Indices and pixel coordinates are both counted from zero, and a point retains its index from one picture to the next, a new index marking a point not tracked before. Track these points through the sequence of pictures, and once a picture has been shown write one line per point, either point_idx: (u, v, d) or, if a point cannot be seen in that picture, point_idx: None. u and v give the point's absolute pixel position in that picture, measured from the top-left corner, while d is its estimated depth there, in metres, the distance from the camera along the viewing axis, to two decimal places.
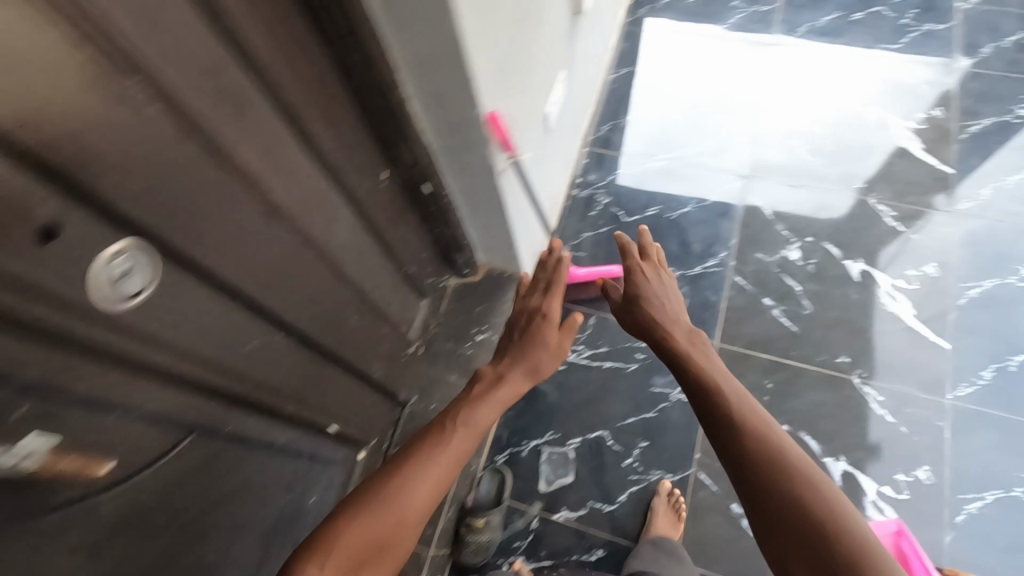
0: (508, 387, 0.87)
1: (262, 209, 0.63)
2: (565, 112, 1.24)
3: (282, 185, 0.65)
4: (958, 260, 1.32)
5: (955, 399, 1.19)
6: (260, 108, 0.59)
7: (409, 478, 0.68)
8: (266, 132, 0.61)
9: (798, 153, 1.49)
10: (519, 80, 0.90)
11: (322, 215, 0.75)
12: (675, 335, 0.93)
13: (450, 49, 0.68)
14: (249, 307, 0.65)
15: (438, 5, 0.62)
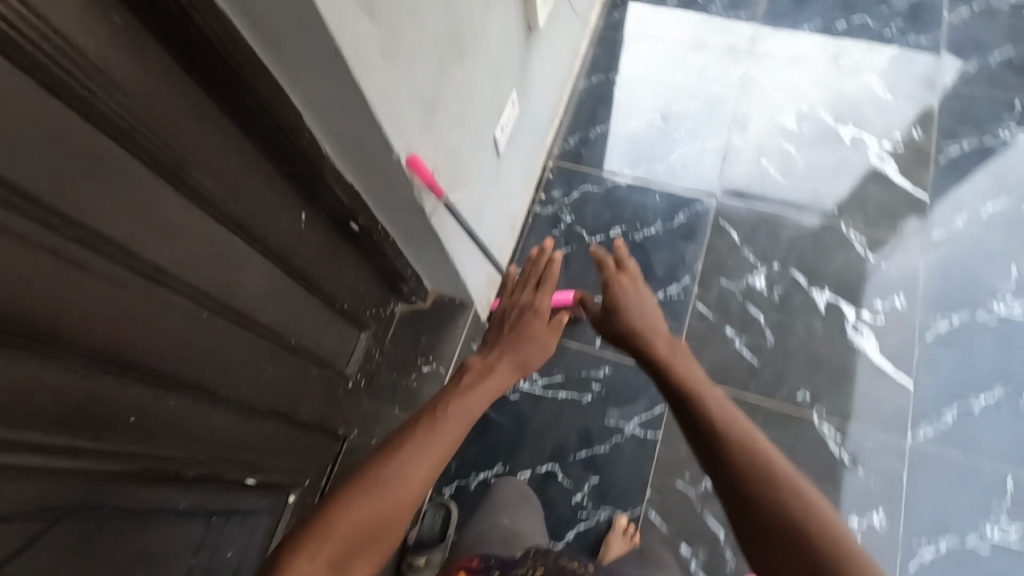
0: (497, 379, 0.84)
1: (141, 275, 0.58)
2: (520, 131, 1.19)
3: (165, 245, 0.60)
4: (928, 292, 1.27)
5: (915, 440, 1.15)
6: (130, 170, 0.54)
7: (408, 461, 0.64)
8: (139, 193, 0.56)
9: (770, 173, 1.43)
10: (454, 113, 0.85)
11: (223, 267, 0.70)
12: (656, 340, 0.92)
13: (353, 98, 0.63)
14: (130, 379, 0.60)
15: (330, 57, 0.57)
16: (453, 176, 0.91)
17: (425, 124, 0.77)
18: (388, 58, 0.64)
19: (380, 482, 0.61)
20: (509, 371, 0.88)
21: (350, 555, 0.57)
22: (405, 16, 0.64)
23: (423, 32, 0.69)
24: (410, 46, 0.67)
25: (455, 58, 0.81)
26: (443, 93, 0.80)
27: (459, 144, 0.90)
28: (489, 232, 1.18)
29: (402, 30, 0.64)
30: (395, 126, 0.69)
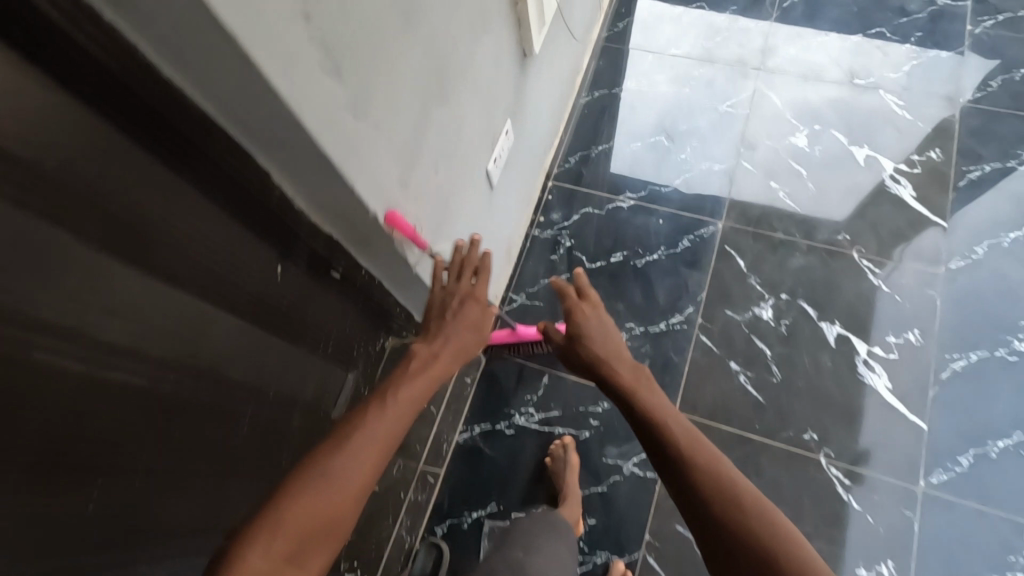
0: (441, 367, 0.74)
1: (92, 359, 0.47)
2: (515, 158, 1.13)
3: (120, 321, 0.50)
4: (944, 327, 1.21)
5: (927, 487, 1.10)
6: (68, 237, 0.43)
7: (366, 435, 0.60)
8: (80, 264, 0.45)
9: (779, 196, 1.37)
10: (439, 157, 0.81)
11: (194, 333, 0.59)
12: (619, 363, 0.89)
13: (321, 166, 0.58)
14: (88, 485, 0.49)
15: (293, 131, 0.52)
16: (437, 220, 0.86)
17: (404, 175, 0.73)
18: (359, 121, 0.59)
19: (333, 465, 0.56)
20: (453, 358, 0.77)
21: (305, 546, 0.52)
22: (377, 74, 0.60)
23: (398, 85, 0.64)
24: (384, 103, 0.63)
25: (439, 102, 0.76)
26: (425, 141, 0.75)
27: (445, 186, 0.86)
28: (481, 264, 1.14)
29: (374, 89, 0.60)
30: (367, 185, 0.65)
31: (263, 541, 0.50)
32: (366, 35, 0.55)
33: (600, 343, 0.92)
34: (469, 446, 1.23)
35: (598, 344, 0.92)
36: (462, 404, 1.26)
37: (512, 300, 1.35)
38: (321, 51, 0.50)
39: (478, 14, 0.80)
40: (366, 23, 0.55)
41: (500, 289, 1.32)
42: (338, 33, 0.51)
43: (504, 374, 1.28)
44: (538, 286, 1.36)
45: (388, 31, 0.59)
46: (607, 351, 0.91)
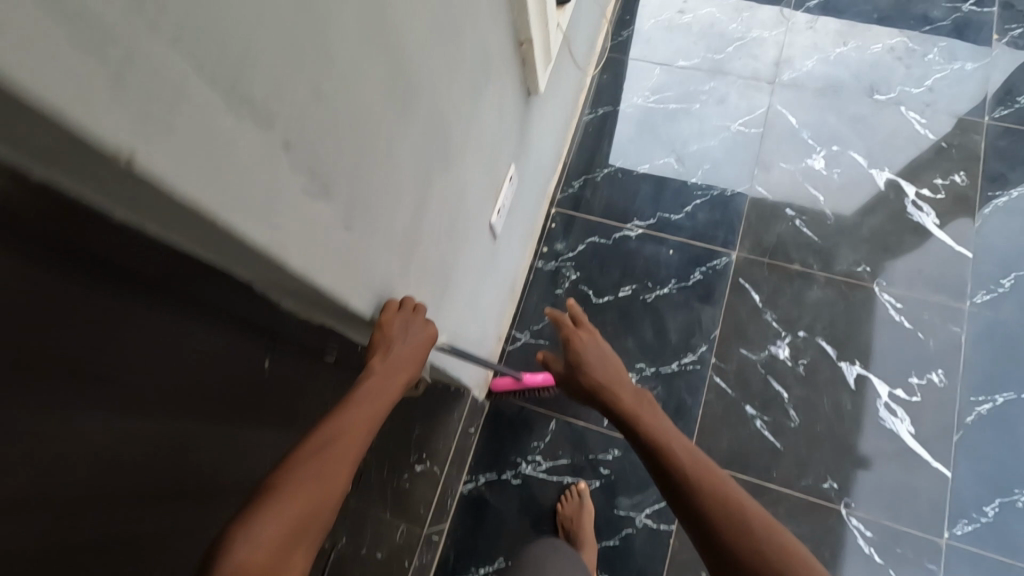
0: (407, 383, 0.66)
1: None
2: (519, 200, 1.05)
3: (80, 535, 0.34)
4: (970, 367, 1.15)
5: (952, 539, 1.06)
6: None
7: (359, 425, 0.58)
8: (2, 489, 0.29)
9: (795, 223, 1.30)
10: (442, 230, 0.72)
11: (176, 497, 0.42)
12: (614, 379, 0.90)
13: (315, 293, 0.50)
14: None
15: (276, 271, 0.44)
16: (440, 294, 0.78)
17: (404, 264, 0.65)
18: (353, 231, 0.51)
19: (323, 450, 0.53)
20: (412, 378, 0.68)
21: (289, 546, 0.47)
22: (373, 174, 0.52)
23: (397, 176, 0.56)
24: (381, 200, 0.54)
25: (441, 175, 0.67)
26: (426, 220, 0.67)
27: (448, 256, 0.78)
28: (485, 316, 1.06)
29: (368, 191, 0.52)
30: (364, 292, 0.57)
31: (257, 524, 0.45)
32: (358, 139, 0.47)
33: (594, 360, 0.94)
34: (474, 496, 1.17)
35: (590, 360, 0.94)
36: (466, 453, 1.20)
37: (516, 338, 1.28)
38: (306, 174, 0.42)
39: (482, 70, 0.71)
40: (358, 125, 0.47)
41: (501, 329, 1.26)
42: (325, 148, 0.43)
43: (509, 419, 1.22)
44: (542, 324, 1.28)
45: (383, 125, 0.51)
46: (602, 368, 0.92)
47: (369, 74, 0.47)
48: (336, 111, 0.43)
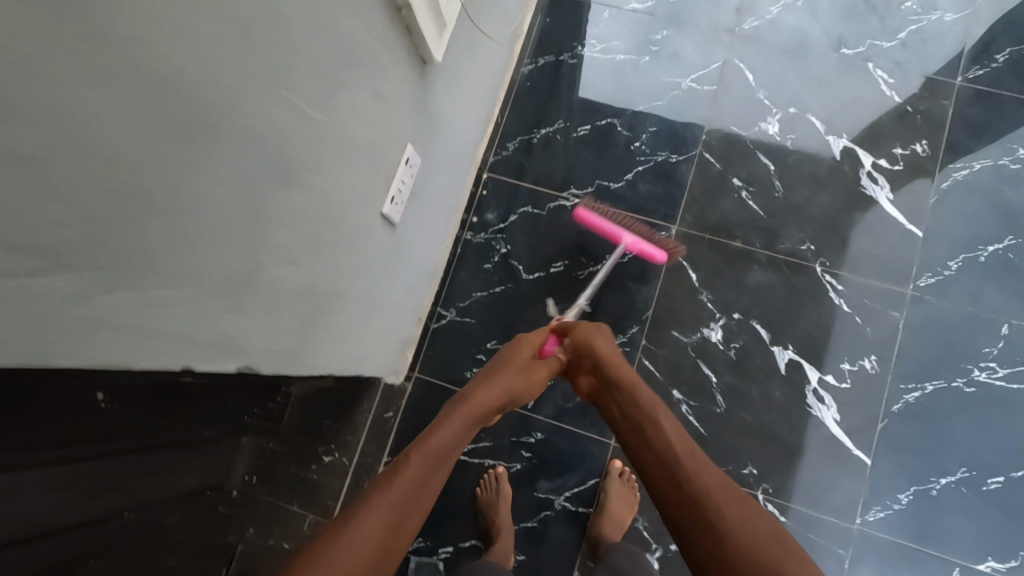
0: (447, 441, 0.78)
1: None
2: (426, 180, 0.95)
3: None
4: (902, 354, 1.12)
5: (864, 525, 1.07)
6: None
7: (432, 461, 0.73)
8: None
9: (741, 196, 1.21)
10: (300, 243, 0.64)
11: None
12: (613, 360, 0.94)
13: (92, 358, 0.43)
14: None
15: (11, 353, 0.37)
16: (313, 307, 0.71)
17: (240, 295, 0.56)
18: (122, 293, 0.43)
19: (428, 436, 0.77)
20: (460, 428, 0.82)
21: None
22: (147, 223, 0.43)
23: (197, 211, 0.47)
24: (170, 245, 0.46)
25: (283, 188, 0.58)
26: (268, 240, 0.58)
27: (320, 266, 0.69)
28: (392, 306, 0.99)
29: (143, 243, 0.43)
30: (163, 346, 0.49)
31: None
32: (107, 193, 0.38)
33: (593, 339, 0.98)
34: None
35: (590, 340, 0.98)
36: (386, 436, 1.18)
37: (441, 316, 1.23)
38: (19, 254, 0.33)
39: (337, 54, 0.60)
40: (108, 175, 0.38)
41: (423, 308, 1.20)
42: (41, 220, 0.34)
43: (431, 401, 1.19)
44: (470, 301, 1.22)
45: (157, 164, 0.42)
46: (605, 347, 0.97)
47: (114, 111, 0.37)
48: (53, 173, 0.34)
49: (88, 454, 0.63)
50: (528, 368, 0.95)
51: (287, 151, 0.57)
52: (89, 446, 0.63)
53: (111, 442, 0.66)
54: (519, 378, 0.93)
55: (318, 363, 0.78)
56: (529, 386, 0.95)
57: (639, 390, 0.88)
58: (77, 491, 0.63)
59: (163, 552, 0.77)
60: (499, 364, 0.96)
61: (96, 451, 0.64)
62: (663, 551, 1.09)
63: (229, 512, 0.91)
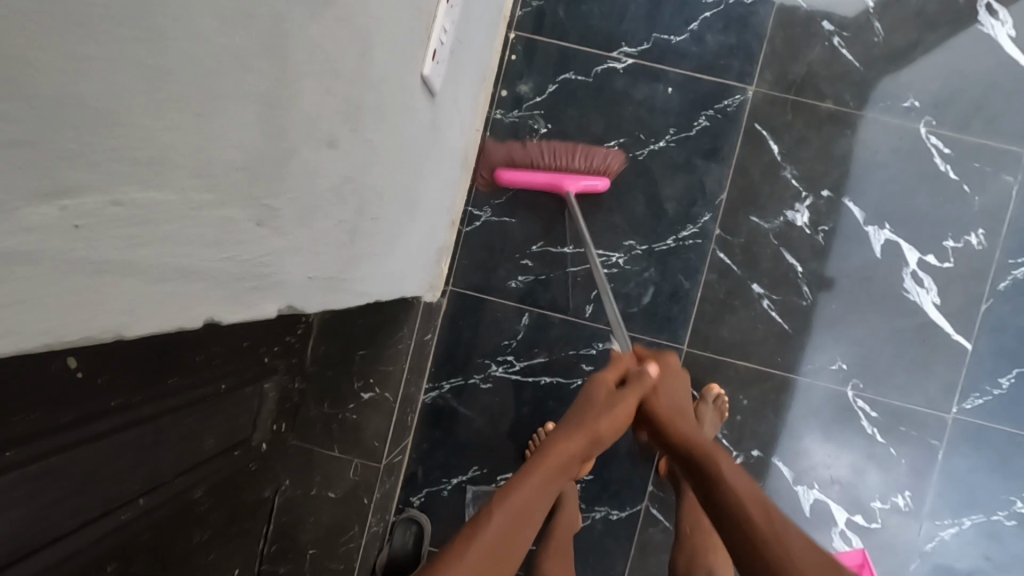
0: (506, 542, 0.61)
1: None
2: (464, 33, 0.71)
3: None
4: (1012, 224, 0.97)
5: (960, 413, 0.99)
6: None
7: (519, 516, 0.63)
8: None
9: (833, 43, 0.99)
10: (339, 113, 0.42)
11: None
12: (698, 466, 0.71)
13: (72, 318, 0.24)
14: None
15: None
16: (357, 209, 0.51)
17: (273, 197, 0.36)
18: (68, 207, 0.22)
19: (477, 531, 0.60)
20: (524, 518, 0.64)
21: None
22: (93, 49, 0.20)
23: (194, 37, 0.25)
24: (151, 105, 0.24)
25: (316, 15, 0.35)
26: (300, 104, 0.36)
27: (363, 152, 0.48)
28: (430, 207, 0.79)
29: (96, 98, 0.21)
30: (168, 291, 0.29)
31: None
32: None
33: (664, 407, 0.80)
34: (438, 406, 1.03)
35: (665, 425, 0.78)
36: (426, 360, 1.02)
37: (474, 217, 1.03)
38: None
39: None
40: None
41: (454, 210, 1.00)
42: None
43: (472, 315, 1.02)
44: (507, 197, 1.02)
45: None
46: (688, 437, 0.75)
47: None
48: None
49: (71, 441, 0.44)
50: (619, 402, 0.77)
51: None
52: (75, 429, 0.44)
53: (109, 419, 0.47)
54: (587, 436, 0.73)
55: (366, 289, 0.60)
56: (614, 429, 0.75)
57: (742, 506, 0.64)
58: (67, 491, 0.45)
59: (192, 527, 0.64)
60: (578, 409, 0.76)
61: (85, 437, 0.45)
62: (745, 458, 1.01)
63: (259, 467, 0.78)
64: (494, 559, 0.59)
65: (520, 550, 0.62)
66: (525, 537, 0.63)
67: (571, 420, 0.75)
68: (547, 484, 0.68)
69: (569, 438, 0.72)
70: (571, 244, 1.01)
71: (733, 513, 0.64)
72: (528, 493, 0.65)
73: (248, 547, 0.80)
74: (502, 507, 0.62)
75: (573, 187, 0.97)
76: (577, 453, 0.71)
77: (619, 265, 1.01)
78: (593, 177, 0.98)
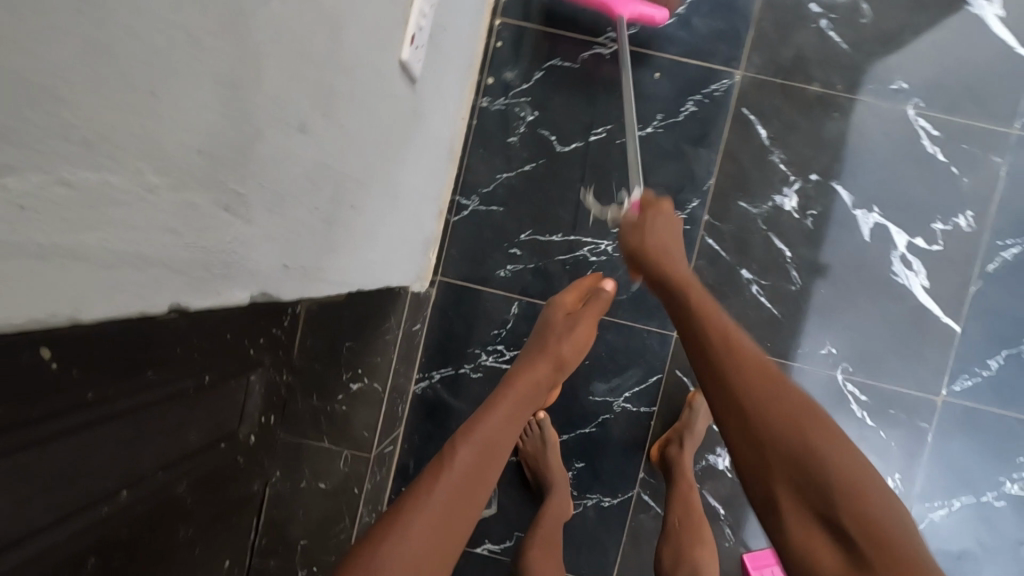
0: (486, 457, 0.64)
1: None
2: (444, 17, 0.70)
3: None
4: (1001, 206, 0.97)
5: (950, 395, 0.99)
6: None
7: (498, 433, 0.66)
8: None
9: (820, 26, 0.98)
10: (310, 96, 0.41)
11: None
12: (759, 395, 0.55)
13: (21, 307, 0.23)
14: None
15: None
16: (334, 196, 0.50)
17: (237, 181, 0.35)
18: (12, 190, 0.21)
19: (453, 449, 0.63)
20: (504, 434, 0.67)
21: None
22: (34, 24, 0.20)
23: (141, 12, 0.24)
24: (98, 82, 0.23)
25: None
26: (265, 85, 0.36)
27: (339, 136, 0.48)
28: (414, 196, 0.78)
29: (36, 74, 0.21)
30: (124, 278, 0.28)
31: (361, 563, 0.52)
32: None
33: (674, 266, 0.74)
34: (428, 396, 1.03)
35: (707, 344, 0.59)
36: (415, 350, 1.01)
37: (462, 207, 1.02)
38: None
39: None
40: None
41: (441, 199, 0.99)
42: None
43: (461, 305, 1.02)
44: (495, 185, 1.01)
45: None
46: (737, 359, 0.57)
47: None
48: None
49: (38, 437, 0.44)
50: (576, 328, 0.88)
51: None
52: (46, 422, 0.44)
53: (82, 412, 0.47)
54: (549, 360, 0.81)
55: (349, 277, 0.60)
56: (575, 347, 0.87)
57: (826, 454, 0.51)
58: (39, 484, 0.45)
59: (178, 518, 0.64)
60: (536, 339, 0.86)
61: (55, 431, 0.45)
62: None
63: (247, 461, 0.77)
64: (476, 469, 0.62)
65: (502, 458, 0.66)
66: (504, 451, 0.67)
67: (536, 349, 0.84)
68: (522, 407, 0.72)
69: (532, 366, 0.79)
70: (560, 233, 1.01)
71: (816, 467, 0.50)
72: (499, 417, 0.68)
73: (238, 540, 0.80)
74: (467, 441, 0.63)
75: (625, 13, 0.93)
76: (544, 376, 0.79)
77: (608, 253, 1.01)
78: (648, 6, 0.92)
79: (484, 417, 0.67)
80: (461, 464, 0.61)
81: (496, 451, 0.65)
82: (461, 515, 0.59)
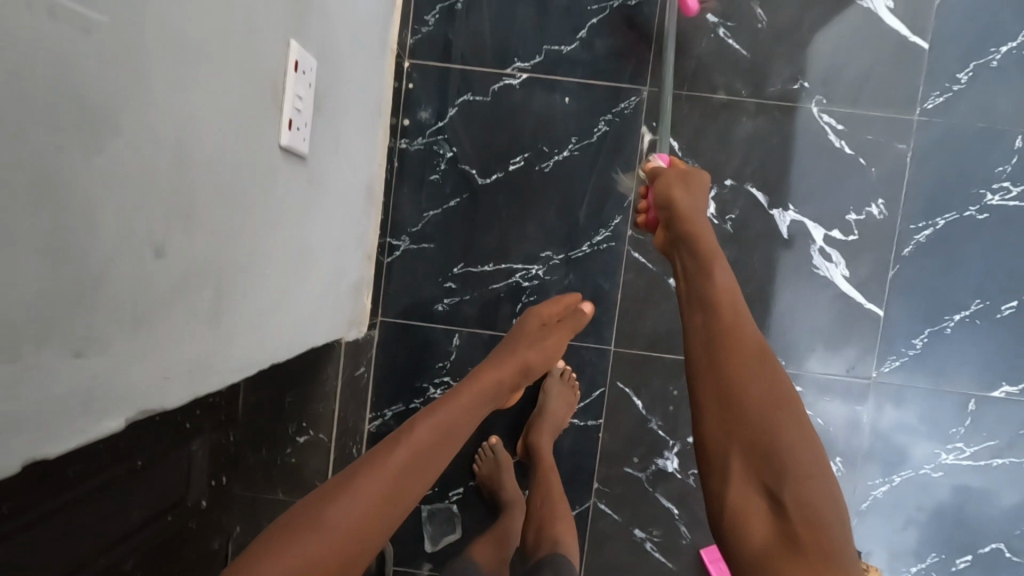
0: (450, 438, 0.61)
1: None
2: (329, 84, 0.72)
3: None
4: (909, 190, 1.00)
5: (880, 376, 1.03)
6: None
7: (461, 417, 0.64)
8: None
9: (719, 34, 1.01)
10: (164, 220, 0.44)
11: None
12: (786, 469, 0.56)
13: None
14: None
15: None
16: (216, 295, 0.53)
17: (86, 326, 0.38)
18: None
19: (417, 418, 0.60)
20: (468, 415, 0.65)
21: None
22: None
23: None
24: None
25: (94, 147, 0.37)
26: (100, 233, 0.38)
27: (211, 240, 0.51)
28: (329, 252, 0.81)
29: None
30: None
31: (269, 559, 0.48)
32: None
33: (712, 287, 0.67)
34: (383, 433, 1.06)
35: (733, 378, 0.61)
36: (364, 392, 1.05)
37: (394, 247, 1.05)
38: None
39: None
40: None
41: (370, 242, 1.01)
42: None
43: (404, 342, 1.05)
44: (423, 223, 1.04)
45: None
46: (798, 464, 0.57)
47: None
48: None
49: None
50: (544, 336, 0.84)
51: (88, 107, 0.36)
52: None
53: (6, 522, 0.49)
54: (516, 359, 0.77)
55: (258, 355, 0.62)
56: (546, 353, 0.83)
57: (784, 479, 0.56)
58: None
59: None
60: (510, 339, 0.82)
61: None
62: (682, 445, 1.04)
63: (200, 524, 0.81)
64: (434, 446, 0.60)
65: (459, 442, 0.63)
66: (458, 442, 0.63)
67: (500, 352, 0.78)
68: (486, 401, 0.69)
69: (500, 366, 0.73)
70: (490, 262, 1.04)
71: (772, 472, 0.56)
72: (466, 405, 0.65)
73: None
74: (420, 426, 0.60)
75: None
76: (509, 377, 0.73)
77: (539, 277, 1.03)
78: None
79: (454, 395, 0.66)
80: (424, 431, 0.59)
81: (456, 435, 0.62)
82: (395, 503, 0.55)
